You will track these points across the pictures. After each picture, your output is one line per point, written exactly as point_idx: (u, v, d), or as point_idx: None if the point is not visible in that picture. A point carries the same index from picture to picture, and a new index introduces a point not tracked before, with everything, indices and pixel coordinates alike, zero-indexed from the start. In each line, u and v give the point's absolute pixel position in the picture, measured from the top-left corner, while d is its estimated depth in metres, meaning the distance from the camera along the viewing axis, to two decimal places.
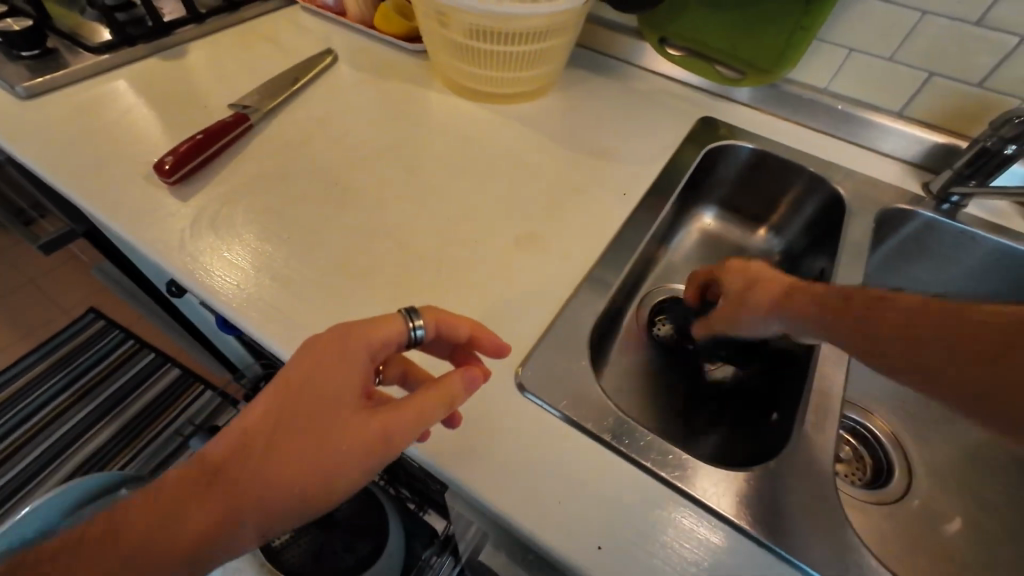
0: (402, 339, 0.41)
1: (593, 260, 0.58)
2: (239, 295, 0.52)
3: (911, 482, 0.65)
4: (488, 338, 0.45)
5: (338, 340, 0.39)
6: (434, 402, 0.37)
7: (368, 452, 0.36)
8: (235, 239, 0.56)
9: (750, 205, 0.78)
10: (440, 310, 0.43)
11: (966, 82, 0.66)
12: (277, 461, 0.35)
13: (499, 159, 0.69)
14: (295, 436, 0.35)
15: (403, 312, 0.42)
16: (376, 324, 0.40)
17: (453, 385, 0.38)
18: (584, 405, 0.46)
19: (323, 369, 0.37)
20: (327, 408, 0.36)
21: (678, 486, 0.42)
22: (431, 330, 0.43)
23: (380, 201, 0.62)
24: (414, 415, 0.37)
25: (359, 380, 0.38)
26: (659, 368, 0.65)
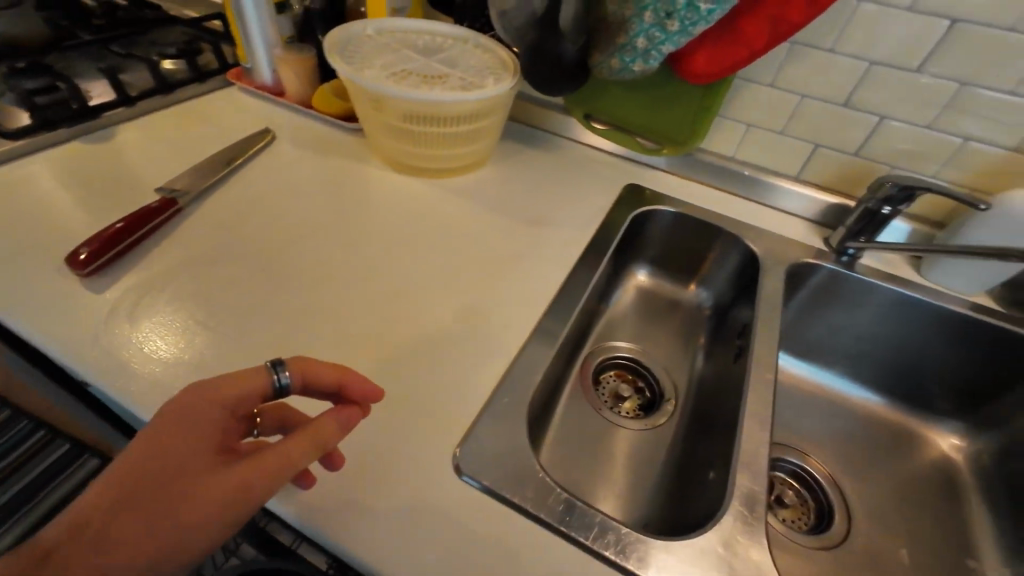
0: (266, 391, 0.41)
1: (531, 329, 0.60)
2: (158, 389, 0.49)
3: (853, 523, 0.67)
4: (357, 383, 0.45)
5: (195, 396, 0.38)
6: (306, 445, 0.39)
7: (235, 502, 0.36)
8: (158, 329, 0.53)
9: (678, 264, 0.83)
10: (309, 362, 0.44)
11: (844, 152, 0.76)
12: (122, 531, 0.33)
13: (437, 230, 0.71)
14: (141, 508, 0.34)
15: (266, 364, 0.42)
16: (236, 380, 0.40)
17: (325, 426, 0.40)
18: (524, 484, 0.45)
19: (172, 429, 0.36)
20: (180, 470, 0.35)
21: (627, 566, 0.41)
22: (299, 380, 0.43)
23: (317, 279, 0.62)
24: (283, 459, 0.38)
25: (214, 436, 0.38)
26: (602, 429, 0.66)
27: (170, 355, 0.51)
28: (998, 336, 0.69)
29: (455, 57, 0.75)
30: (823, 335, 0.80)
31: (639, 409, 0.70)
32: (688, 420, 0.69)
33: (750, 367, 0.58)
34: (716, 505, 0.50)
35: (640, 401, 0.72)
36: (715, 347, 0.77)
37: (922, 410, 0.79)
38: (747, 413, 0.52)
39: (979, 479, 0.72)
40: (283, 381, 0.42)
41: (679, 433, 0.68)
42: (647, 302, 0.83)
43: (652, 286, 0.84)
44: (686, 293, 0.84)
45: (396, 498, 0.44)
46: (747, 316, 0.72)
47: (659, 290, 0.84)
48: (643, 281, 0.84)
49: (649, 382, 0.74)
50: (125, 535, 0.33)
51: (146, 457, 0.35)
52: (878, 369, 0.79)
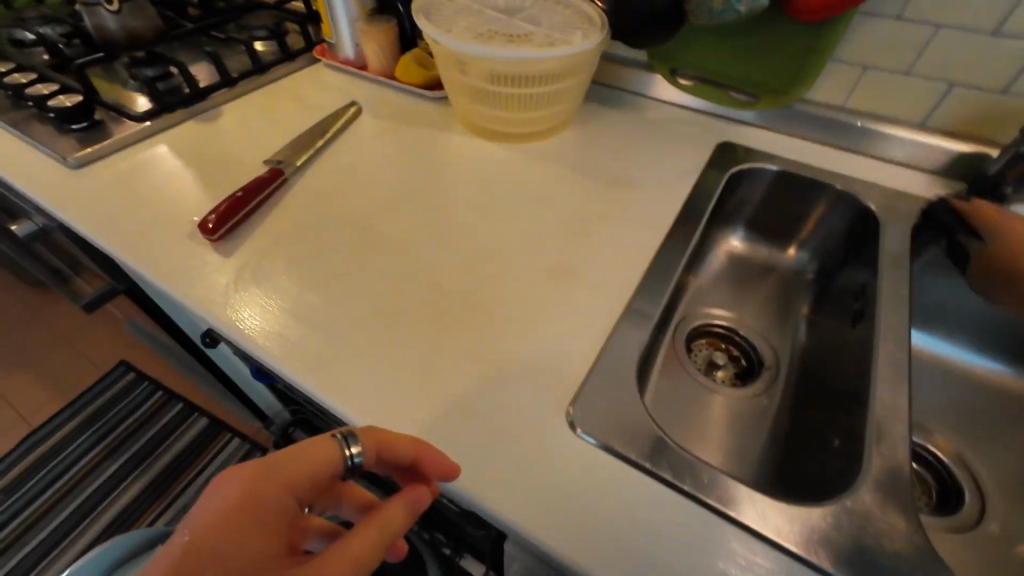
0: (337, 469, 0.39)
1: (628, 292, 0.58)
2: (281, 344, 0.52)
3: (989, 505, 0.61)
4: (434, 459, 0.42)
5: (263, 480, 0.35)
6: (375, 542, 0.37)
7: None
8: (276, 290, 0.57)
9: (778, 226, 0.77)
10: (383, 433, 0.41)
11: (988, 91, 0.66)
12: None
13: (524, 194, 0.70)
14: None
15: (339, 435, 0.40)
16: (307, 458, 0.38)
17: (395, 516, 0.39)
18: (638, 443, 0.44)
19: (235, 524, 0.33)
20: (245, 567, 0.32)
21: (752, 528, 0.39)
22: (370, 459, 0.40)
23: (413, 244, 0.63)
24: (352, 560, 0.35)
25: (277, 530, 0.35)
26: (699, 397, 0.63)
27: (292, 312, 0.55)
28: None
29: (539, 15, 0.73)
30: (949, 301, 0.72)
31: (736, 378, 0.67)
32: (794, 390, 0.65)
33: (877, 330, 0.53)
34: (842, 480, 0.46)
35: (738, 373, 0.68)
36: (821, 314, 0.71)
37: None
38: (880, 378, 0.48)
39: None
40: (353, 458, 0.40)
41: (783, 405, 0.63)
42: (740, 268, 0.78)
43: (746, 251, 0.79)
44: (784, 257, 0.78)
45: (508, 450, 0.45)
46: (862, 279, 0.66)
47: (754, 255, 0.79)
48: (735, 246, 0.79)
49: (745, 350, 0.71)
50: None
51: (202, 556, 0.32)
52: None
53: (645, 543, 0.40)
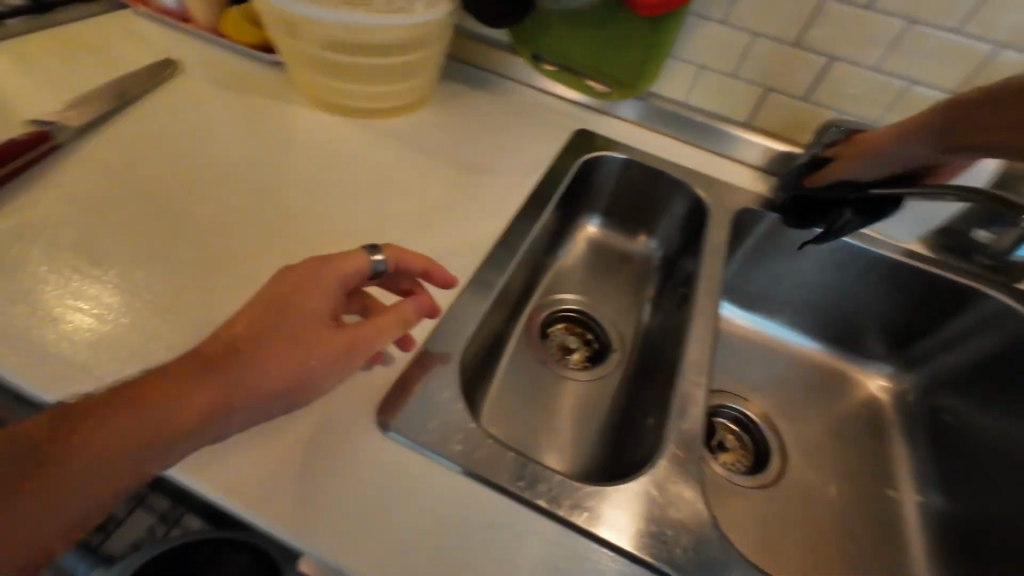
0: (367, 271, 0.48)
1: (469, 279, 0.56)
2: (40, 358, 0.44)
3: (786, 463, 0.70)
4: (440, 273, 0.51)
5: (304, 271, 0.45)
6: (396, 321, 0.45)
7: (337, 360, 0.42)
8: (37, 289, 0.48)
9: (628, 214, 0.81)
10: (402, 250, 0.50)
11: (794, 97, 0.74)
12: (186, 397, 0.38)
13: (368, 175, 0.65)
14: (242, 361, 0.40)
15: (366, 248, 0.48)
16: (342, 261, 0.46)
17: (407, 308, 0.46)
18: (453, 438, 0.43)
19: (291, 293, 0.43)
20: (296, 328, 0.42)
21: (555, 515, 0.40)
22: (391, 267, 0.49)
23: (229, 229, 0.56)
24: (378, 332, 0.44)
25: (319, 306, 0.43)
26: (546, 382, 0.64)
27: (61, 321, 0.46)
28: (928, 279, 0.72)
29: None
30: (767, 284, 0.81)
31: (587, 360, 0.69)
32: (634, 371, 0.68)
33: (692, 313, 0.58)
34: (647, 456, 0.50)
35: (589, 354, 0.70)
36: (662, 297, 0.76)
37: (857, 354, 0.82)
38: (687, 357, 0.52)
39: (903, 415, 0.77)
40: (378, 265, 0.48)
41: (623, 386, 0.67)
42: (597, 254, 0.81)
43: (602, 238, 0.82)
44: (635, 244, 0.81)
45: (312, 462, 0.42)
46: (693, 266, 0.71)
47: (609, 242, 0.82)
48: (593, 233, 0.81)
49: (597, 334, 0.73)
50: (232, 381, 0.39)
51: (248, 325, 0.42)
52: (818, 317, 0.82)
53: (447, 548, 0.39)
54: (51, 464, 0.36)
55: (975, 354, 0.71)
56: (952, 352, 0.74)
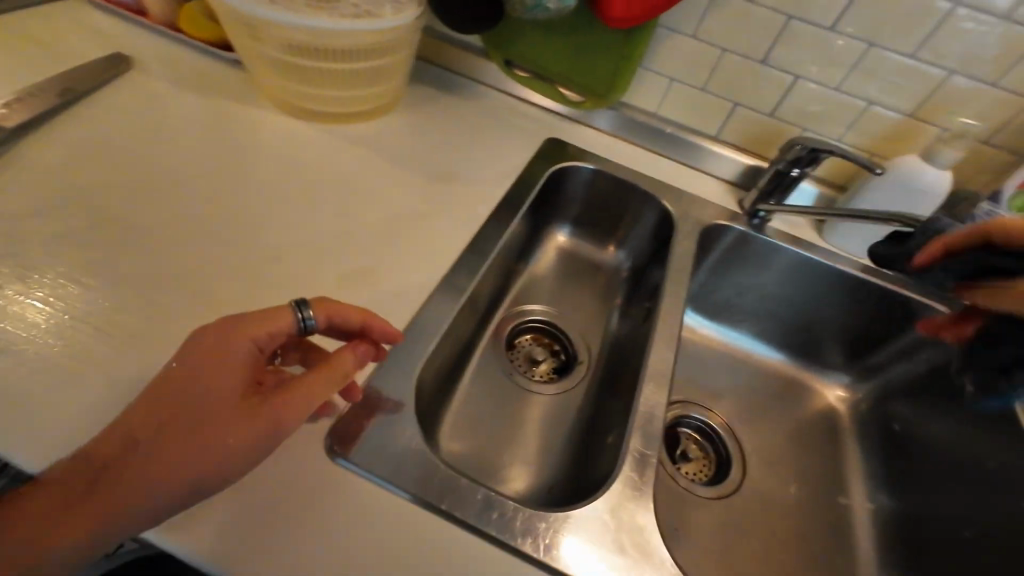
0: (293, 329, 0.43)
1: (432, 293, 0.55)
2: None
3: (746, 473, 0.72)
4: (380, 327, 0.46)
5: (219, 334, 0.40)
6: (328, 382, 0.41)
7: (260, 434, 0.38)
8: None
9: (598, 224, 0.81)
10: (333, 303, 0.45)
11: (761, 113, 0.75)
12: (93, 492, 0.35)
13: (331, 182, 0.63)
14: (152, 443, 0.36)
15: (292, 303, 0.43)
16: (262, 319, 0.42)
17: (343, 363, 0.42)
18: (408, 462, 0.43)
19: (207, 361, 0.39)
20: (211, 401, 0.38)
21: (509, 541, 0.40)
22: (322, 321, 0.44)
23: (180, 238, 0.53)
24: (310, 391, 0.40)
25: (237, 375, 0.39)
26: (511, 395, 0.64)
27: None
28: (883, 292, 0.75)
29: None
30: (732, 296, 0.82)
31: (554, 372, 0.69)
32: (600, 383, 0.68)
33: (654, 329, 0.58)
34: (606, 475, 0.50)
35: (556, 367, 0.70)
36: (630, 307, 0.76)
37: (816, 363, 0.84)
38: (647, 374, 0.52)
39: (859, 424, 0.79)
40: (307, 321, 0.44)
41: (588, 399, 0.67)
42: (567, 264, 0.80)
43: (573, 247, 0.81)
44: (605, 254, 0.81)
45: (261, 489, 0.41)
46: (659, 278, 0.72)
47: (580, 251, 0.81)
48: (563, 242, 0.81)
49: (565, 345, 0.73)
50: (136, 476, 0.35)
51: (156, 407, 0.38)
52: (779, 327, 0.83)
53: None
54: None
55: (925, 366, 0.74)
56: (904, 362, 0.77)
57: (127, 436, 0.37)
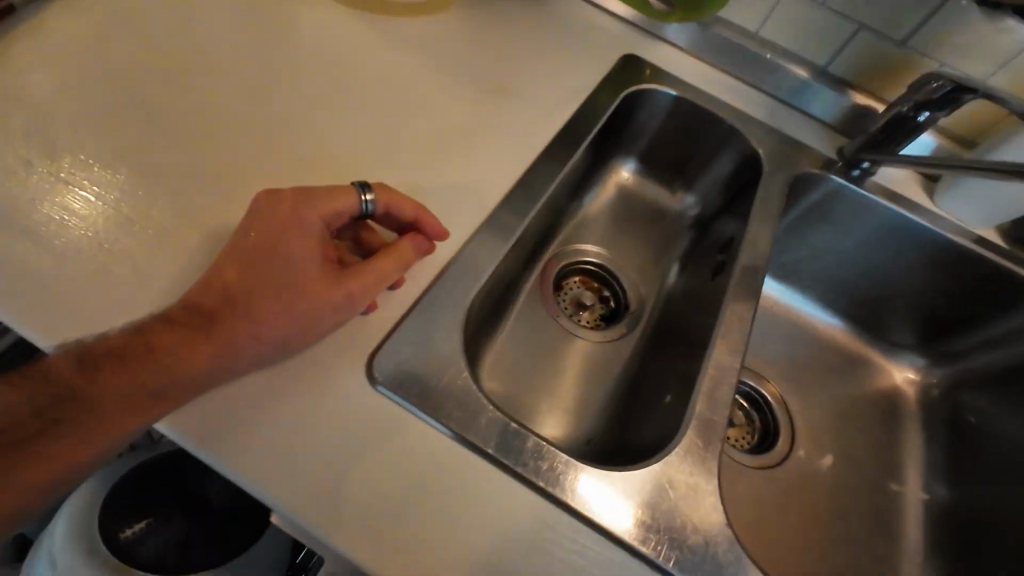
0: (355, 212, 0.42)
1: (484, 220, 0.50)
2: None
3: (794, 448, 0.67)
4: (432, 224, 0.44)
5: (291, 207, 0.40)
6: (393, 268, 0.41)
7: (337, 306, 0.39)
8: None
9: (669, 164, 0.71)
10: (394, 190, 0.43)
11: (890, 40, 0.62)
12: (179, 348, 0.36)
13: (379, 84, 0.56)
14: (241, 307, 0.37)
15: (356, 185, 0.42)
16: (329, 195, 0.41)
17: (406, 250, 0.42)
18: (450, 400, 0.39)
19: (280, 236, 0.39)
20: (293, 272, 0.39)
21: (554, 496, 0.37)
22: (381, 208, 0.43)
23: (214, 132, 0.48)
24: (378, 276, 0.40)
25: (313, 248, 0.40)
26: (555, 339, 0.60)
27: (25, 225, 0.41)
28: (991, 271, 0.65)
29: None
30: (806, 258, 0.73)
31: (600, 320, 0.64)
32: (651, 337, 0.63)
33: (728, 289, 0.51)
34: (664, 441, 0.46)
35: (604, 317, 0.65)
36: (692, 259, 0.69)
37: (885, 342, 0.76)
38: (718, 338, 0.46)
39: (926, 410, 0.72)
40: (368, 204, 0.42)
41: (637, 352, 0.62)
42: (626, 204, 0.72)
43: (635, 186, 0.73)
44: (669, 199, 0.73)
45: (294, 416, 0.38)
46: (734, 230, 0.64)
47: (641, 192, 0.73)
48: (625, 179, 0.73)
49: (615, 292, 0.67)
50: (221, 342, 0.36)
51: (241, 275, 0.38)
52: (851, 298, 0.75)
53: (432, 520, 0.36)
54: (62, 417, 0.34)
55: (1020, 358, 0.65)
56: (994, 351, 0.68)
57: (217, 299, 0.37)
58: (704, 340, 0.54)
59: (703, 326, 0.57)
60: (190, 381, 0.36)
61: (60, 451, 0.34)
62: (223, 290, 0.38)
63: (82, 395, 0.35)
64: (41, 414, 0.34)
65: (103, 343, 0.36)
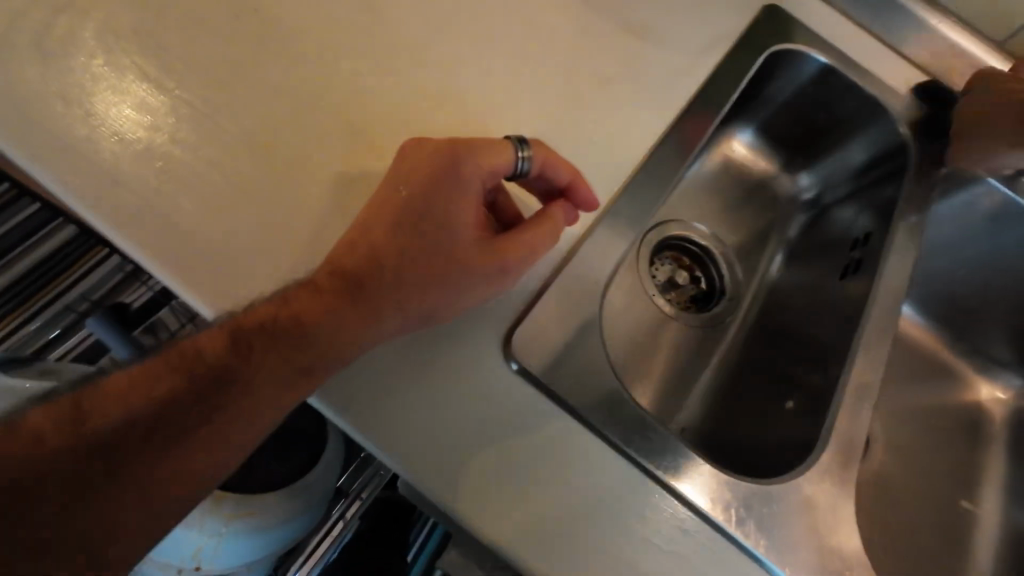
0: (508, 170, 0.38)
1: (614, 190, 0.45)
2: (107, 177, 0.36)
3: (883, 457, 0.62)
4: (585, 192, 0.40)
5: (446, 162, 0.36)
6: (547, 238, 0.37)
7: (491, 279, 0.36)
8: (102, 87, 0.38)
9: (795, 139, 0.64)
10: (552, 150, 0.39)
11: None
12: (335, 323, 0.34)
13: (503, 16, 0.49)
14: (393, 274, 0.35)
15: (514, 139, 0.38)
16: (488, 149, 0.37)
17: (557, 218, 0.38)
18: (585, 388, 0.38)
19: (429, 192, 0.36)
20: (447, 237, 0.35)
21: (690, 502, 0.36)
22: (536, 169, 0.39)
23: (329, 57, 0.43)
24: (529, 248, 0.37)
25: (469, 209, 0.36)
26: (652, 318, 0.56)
27: (133, 144, 0.37)
28: None
29: None
30: (928, 267, 0.66)
31: (691, 301, 0.60)
32: (751, 330, 0.60)
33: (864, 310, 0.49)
34: (793, 459, 0.44)
35: (699, 299, 0.61)
36: (802, 250, 0.64)
37: (984, 358, 0.71)
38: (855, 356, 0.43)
39: (1015, 434, 0.69)
40: (523, 163, 0.38)
41: (736, 344, 0.59)
42: (731, 178, 0.66)
43: (744, 159, 0.66)
44: (783, 180, 0.66)
45: (433, 388, 0.37)
46: (864, 225, 0.59)
47: (751, 166, 0.66)
48: (736, 151, 0.66)
49: (709, 275, 0.63)
50: (374, 312, 0.34)
51: (386, 239, 0.35)
52: (957, 314, 0.68)
53: (570, 513, 0.35)
54: (223, 397, 0.33)
55: None
56: None
57: (350, 254, 0.35)
58: (829, 350, 0.52)
59: (826, 334, 0.54)
60: (338, 350, 0.34)
61: (217, 434, 0.33)
62: (367, 253, 0.35)
63: (240, 373, 0.33)
64: (200, 396, 0.33)
65: (252, 315, 0.34)
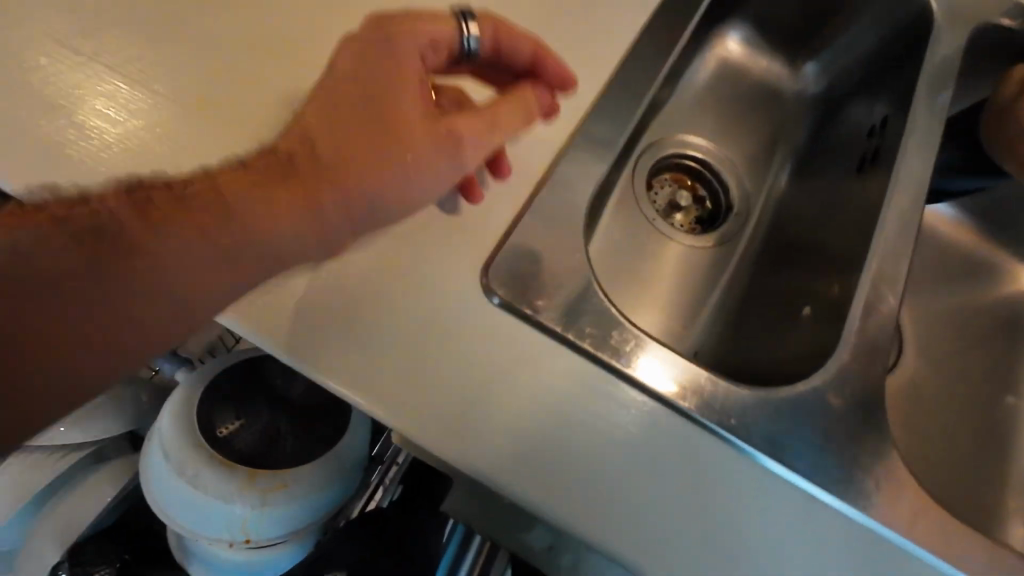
0: (454, 44, 0.38)
1: (583, 116, 0.43)
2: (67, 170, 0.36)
3: (916, 365, 0.59)
4: (551, 65, 0.40)
5: (377, 35, 0.35)
6: (514, 113, 0.36)
7: (446, 153, 0.34)
8: (52, 84, 0.38)
9: (796, 29, 0.57)
10: (498, 19, 0.39)
11: None
12: (262, 202, 0.31)
13: None
14: (328, 162, 0.32)
15: (456, 13, 0.38)
16: (427, 21, 0.36)
17: (526, 94, 0.37)
18: (573, 318, 0.36)
19: (372, 122, 0.33)
20: (388, 112, 0.33)
21: (707, 424, 0.35)
22: (488, 44, 0.39)
23: (275, 25, 0.42)
24: (495, 121, 0.35)
25: (414, 82, 0.35)
26: (653, 244, 0.53)
27: (93, 135, 0.37)
28: None
29: None
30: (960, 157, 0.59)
31: (695, 223, 0.57)
32: (760, 243, 0.56)
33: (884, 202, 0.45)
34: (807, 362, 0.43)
35: (704, 219, 0.57)
36: (813, 154, 0.58)
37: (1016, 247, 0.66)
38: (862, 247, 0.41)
39: None
40: (468, 39, 0.38)
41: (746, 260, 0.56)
42: (728, 85, 0.60)
43: (741, 61, 0.60)
44: (785, 78, 0.60)
45: (416, 338, 0.35)
46: (880, 114, 0.53)
47: (748, 68, 0.60)
48: (731, 52, 0.59)
49: (713, 191, 0.58)
50: (311, 197, 0.32)
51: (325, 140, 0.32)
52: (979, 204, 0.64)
53: (578, 450, 0.34)
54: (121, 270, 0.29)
55: None
56: None
57: None
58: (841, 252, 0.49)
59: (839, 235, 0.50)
60: (264, 250, 0.31)
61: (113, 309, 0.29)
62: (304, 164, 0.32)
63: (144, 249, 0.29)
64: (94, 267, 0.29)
65: (167, 180, 0.31)
